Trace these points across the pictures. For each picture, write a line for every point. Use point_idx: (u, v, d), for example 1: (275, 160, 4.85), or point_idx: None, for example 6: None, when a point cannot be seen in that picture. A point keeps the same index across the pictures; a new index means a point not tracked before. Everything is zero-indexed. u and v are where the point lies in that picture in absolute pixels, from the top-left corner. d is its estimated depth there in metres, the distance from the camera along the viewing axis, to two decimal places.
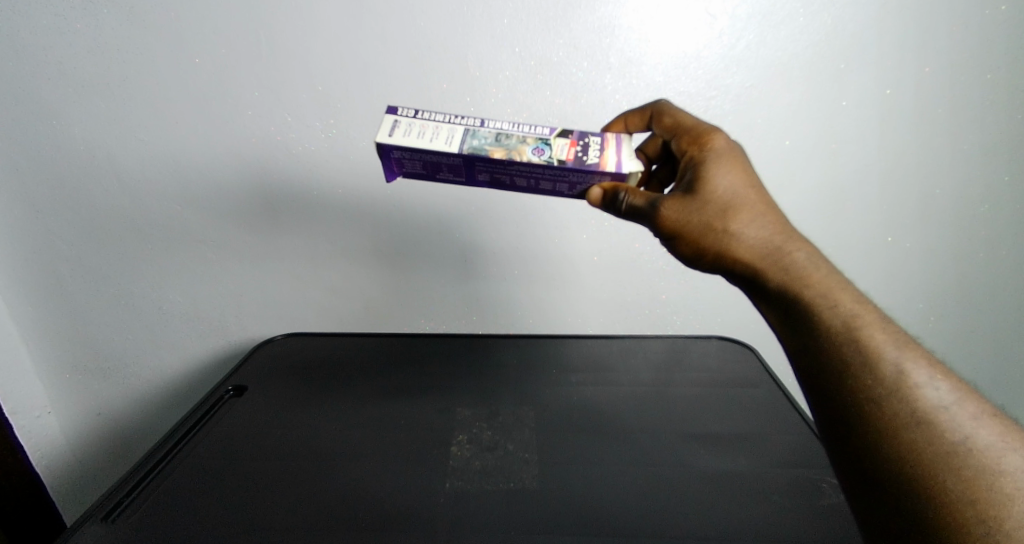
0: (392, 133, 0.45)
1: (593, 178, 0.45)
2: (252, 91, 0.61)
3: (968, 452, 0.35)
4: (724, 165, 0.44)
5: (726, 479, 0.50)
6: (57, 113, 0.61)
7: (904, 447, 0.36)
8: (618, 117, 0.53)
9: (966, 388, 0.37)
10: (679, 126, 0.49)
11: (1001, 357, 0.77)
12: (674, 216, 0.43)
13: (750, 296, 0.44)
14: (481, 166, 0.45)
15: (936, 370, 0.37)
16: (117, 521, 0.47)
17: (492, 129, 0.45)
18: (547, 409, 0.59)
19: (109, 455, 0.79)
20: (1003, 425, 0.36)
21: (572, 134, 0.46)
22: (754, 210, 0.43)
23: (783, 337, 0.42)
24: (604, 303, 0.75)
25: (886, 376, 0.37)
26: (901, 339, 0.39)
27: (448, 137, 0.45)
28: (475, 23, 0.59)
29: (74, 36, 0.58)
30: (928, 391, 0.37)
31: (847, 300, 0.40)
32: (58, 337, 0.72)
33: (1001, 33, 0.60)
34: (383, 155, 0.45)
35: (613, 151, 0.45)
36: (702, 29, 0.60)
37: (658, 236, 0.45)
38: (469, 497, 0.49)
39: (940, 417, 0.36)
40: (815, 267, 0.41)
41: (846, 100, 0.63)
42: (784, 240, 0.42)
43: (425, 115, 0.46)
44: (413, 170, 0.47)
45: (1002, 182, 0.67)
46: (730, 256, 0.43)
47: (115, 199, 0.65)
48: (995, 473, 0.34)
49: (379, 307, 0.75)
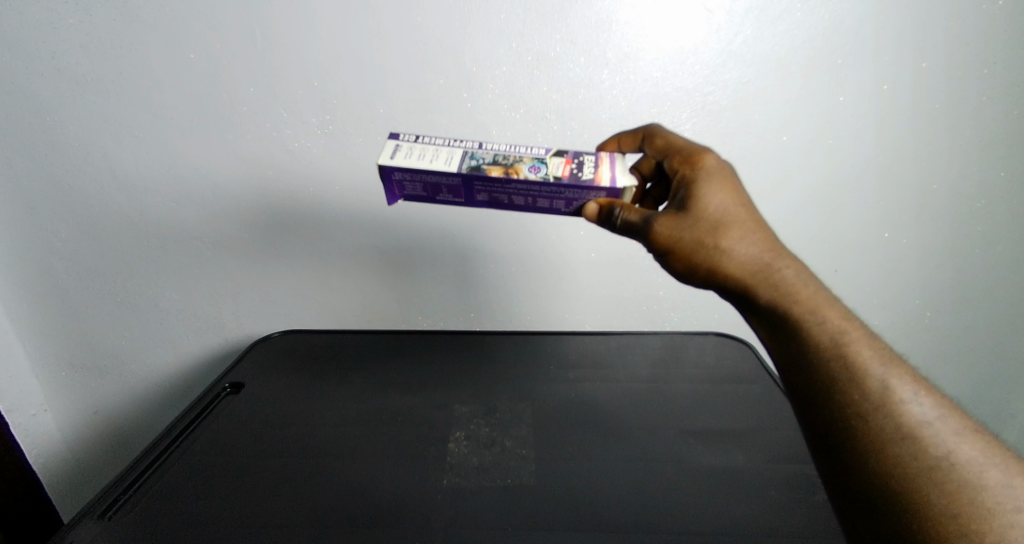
0: (393, 155, 0.45)
1: (589, 193, 0.45)
2: (247, 87, 0.61)
3: (951, 466, 0.35)
4: (715, 184, 0.44)
5: (725, 474, 0.51)
6: (49, 110, 0.60)
7: (890, 461, 0.36)
8: (611, 137, 0.53)
9: (950, 404, 0.38)
10: (671, 147, 0.49)
11: (997, 352, 0.77)
12: (668, 233, 0.43)
13: (742, 312, 0.44)
14: (479, 185, 0.45)
15: (920, 386, 0.38)
16: (113, 519, 0.47)
17: (489, 150, 0.46)
18: (546, 403, 0.60)
19: (107, 451, 0.79)
20: (984, 440, 0.37)
21: (566, 153, 0.47)
22: (745, 227, 0.43)
23: (773, 353, 0.43)
24: (602, 300, 0.76)
25: (872, 392, 0.38)
26: (888, 356, 0.39)
27: (448, 158, 0.45)
28: (472, 18, 0.59)
29: (63, 30, 0.57)
30: (912, 407, 0.37)
31: (835, 317, 0.40)
32: (53, 335, 0.71)
33: (998, 28, 0.60)
34: (384, 178, 0.45)
35: (606, 168, 0.46)
36: (699, 25, 0.60)
37: (652, 252, 0.45)
38: (468, 491, 0.49)
39: (924, 432, 0.37)
40: (804, 284, 0.42)
41: (844, 96, 0.63)
42: (774, 257, 0.43)
43: (424, 139, 0.47)
44: (413, 193, 0.47)
45: (998, 177, 0.67)
46: (722, 273, 0.43)
47: (109, 197, 0.65)
48: (977, 488, 0.35)
49: (376, 304, 0.75)
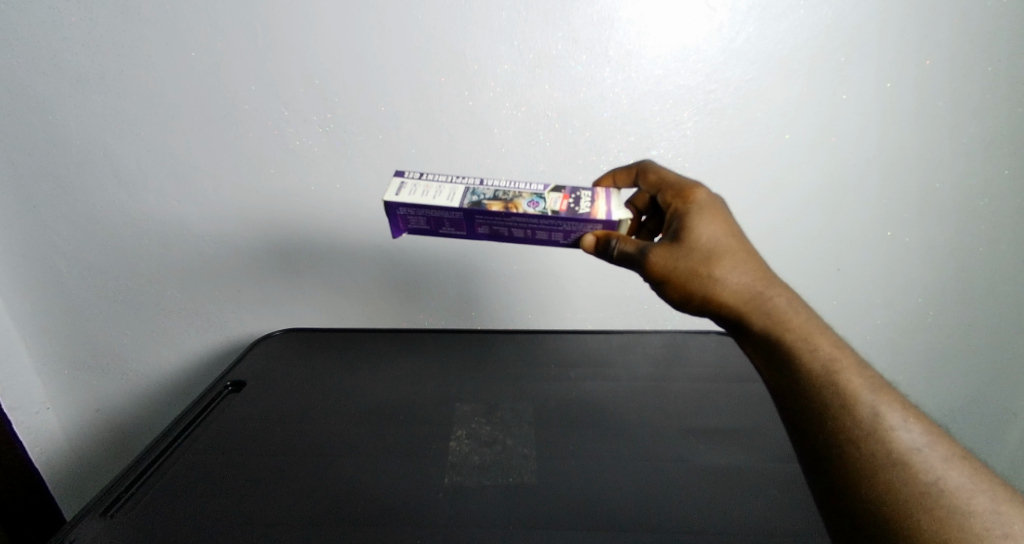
0: (398, 192, 0.46)
1: (586, 226, 0.46)
2: (248, 86, 0.61)
3: (941, 491, 0.36)
4: (707, 216, 0.45)
5: (727, 473, 0.51)
6: (52, 109, 0.60)
7: (883, 487, 0.36)
8: (607, 173, 0.53)
9: (937, 430, 0.38)
10: (663, 183, 0.49)
11: (1000, 351, 0.77)
12: (663, 263, 0.43)
13: (737, 341, 0.44)
14: (480, 219, 0.46)
15: (909, 413, 0.39)
16: (115, 517, 0.47)
17: (490, 187, 0.47)
18: (546, 402, 0.59)
19: (109, 448, 0.80)
20: (971, 466, 0.37)
21: (564, 189, 0.47)
22: (737, 256, 0.44)
23: (767, 381, 0.43)
24: (602, 298, 0.76)
25: (863, 418, 0.38)
26: (877, 383, 0.40)
27: (450, 195, 0.46)
28: (472, 15, 0.59)
29: (66, 29, 0.57)
30: (901, 433, 0.38)
31: (826, 345, 0.41)
32: (55, 333, 0.72)
33: (1002, 26, 0.60)
34: (390, 212, 0.47)
35: (603, 203, 0.46)
36: (702, 22, 0.59)
37: (647, 281, 0.45)
38: (469, 490, 0.49)
39: (914, 457, 0.37)
40: (795, 313, 0.42)
41: (846, 94, 0.63)
42: (766, 286, 0.43)
43: (428, 176, 0.48)
44: (417, 227, 0.48)
45: (1002, 175, 0.67)
46: (717, 301, 0.43)
47: (112, 196, 0.65)
48: (966, 513, 0.35)
49: (378, 304, 0.75)
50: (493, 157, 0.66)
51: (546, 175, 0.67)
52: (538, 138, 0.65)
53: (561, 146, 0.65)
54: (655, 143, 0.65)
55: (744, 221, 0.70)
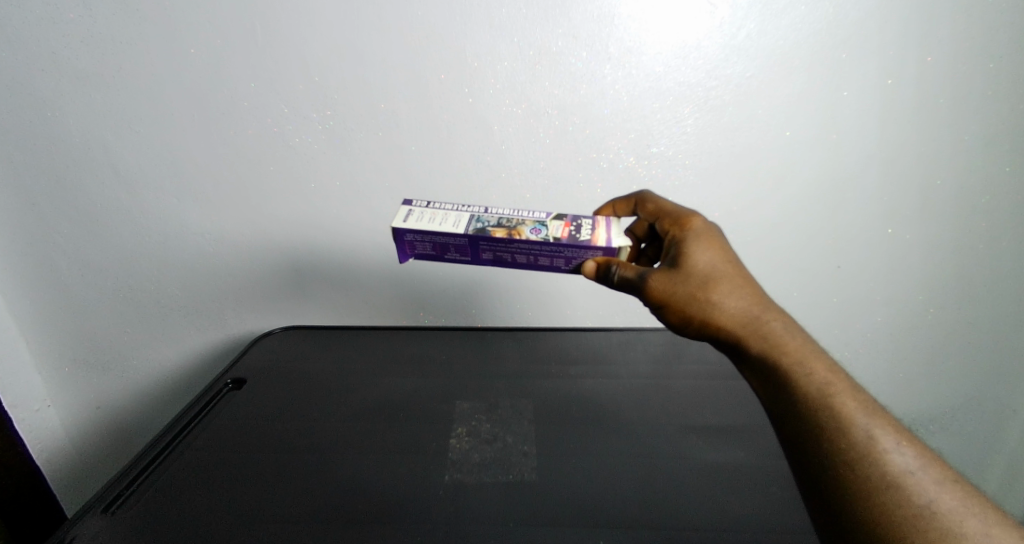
0: (406, 219, 0.47)
1: (587, 252, 0.46)
2: (248, 83, 0.61)
3: (933, 514, 0.36)
4: (703, 244, 0.45)
5: (727, 471, 0.51)
6: (52, 106, 0.60)
7: (877, 509, 0.36)
8: (606, 203, 0.53)
9: (931, 453, 0.38)
10: (662, 211, 0.50)
11: (1001, 349, 0.77)
12: (662, 288, 0.43)
13: (735, 364, 0.44)
14: (484, 245, 0.46)
15: (903, 436, 0.38)
16: (117, 514, 0.47)
17: (494, 215, 0.48)
18: (547, 401, 0.59)
19: (110, 444, 0.80)
20: (964, 489, 0.37)
21: (566, 217, 0.48)
22: (734, 281, 0.44)
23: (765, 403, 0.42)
24: (603, 295, 0.76)
25: (858, 441, 0.38)
26: (872, 407, 0.39)
27: (456, 221, 0.47)
28: (472, 12, 0.58)
29: (66, 26, 0.57)
30: (895, 456, 0.37)
31: (821, 369, 0.41)
32: (56, 329, 0.72)
33: (1004, 21, 0.59)
34: (397, 239, 0.47)
35: (603, 230, 0.47)
36: (702, 19, 0.59)
37: (647, 306, 0.45)
38: (469, 489, 0.49)
39: (907, 480, 0.37)
40: (791, 337, 0.42)
41: (847, 91, 0.63)
42: (762, 310, 0.43)
43: (435, 205, 0.49)
44: (424, 253, 0.48)
45: (1002, 172, 0.66)
46: (715, 325, 0.43)
47: (112, 194, 0.65)
48: (958, 536, 0.35)
49: (378, 301, 0.75)
50: (493, 154, 0.66)
51: (547, 172, 0.67)
52: (538, 136, 0.65)
53: (561, 143, 0.65)
54: (655, 140, 0.65)
55: (744, 218, 0.70)
